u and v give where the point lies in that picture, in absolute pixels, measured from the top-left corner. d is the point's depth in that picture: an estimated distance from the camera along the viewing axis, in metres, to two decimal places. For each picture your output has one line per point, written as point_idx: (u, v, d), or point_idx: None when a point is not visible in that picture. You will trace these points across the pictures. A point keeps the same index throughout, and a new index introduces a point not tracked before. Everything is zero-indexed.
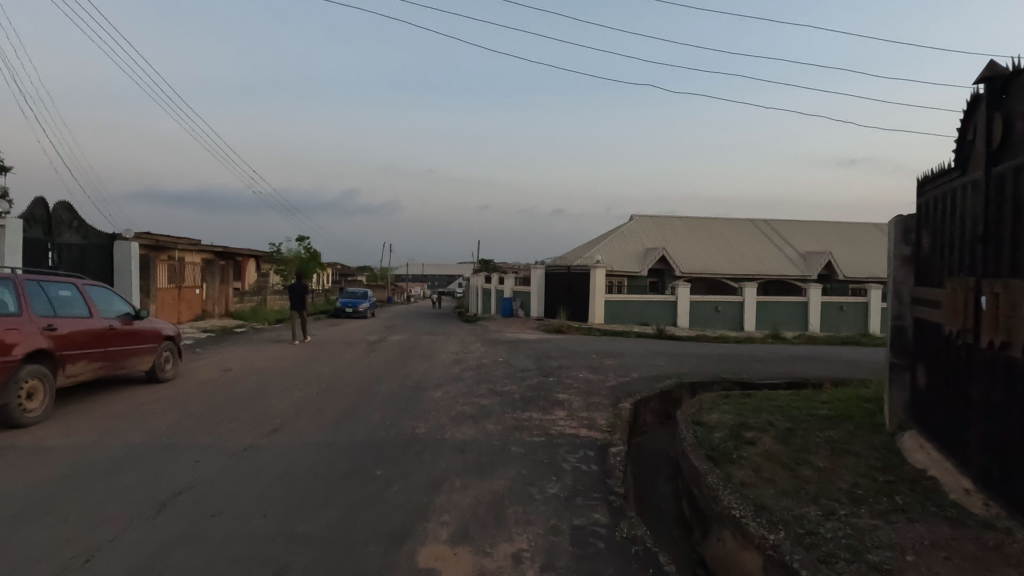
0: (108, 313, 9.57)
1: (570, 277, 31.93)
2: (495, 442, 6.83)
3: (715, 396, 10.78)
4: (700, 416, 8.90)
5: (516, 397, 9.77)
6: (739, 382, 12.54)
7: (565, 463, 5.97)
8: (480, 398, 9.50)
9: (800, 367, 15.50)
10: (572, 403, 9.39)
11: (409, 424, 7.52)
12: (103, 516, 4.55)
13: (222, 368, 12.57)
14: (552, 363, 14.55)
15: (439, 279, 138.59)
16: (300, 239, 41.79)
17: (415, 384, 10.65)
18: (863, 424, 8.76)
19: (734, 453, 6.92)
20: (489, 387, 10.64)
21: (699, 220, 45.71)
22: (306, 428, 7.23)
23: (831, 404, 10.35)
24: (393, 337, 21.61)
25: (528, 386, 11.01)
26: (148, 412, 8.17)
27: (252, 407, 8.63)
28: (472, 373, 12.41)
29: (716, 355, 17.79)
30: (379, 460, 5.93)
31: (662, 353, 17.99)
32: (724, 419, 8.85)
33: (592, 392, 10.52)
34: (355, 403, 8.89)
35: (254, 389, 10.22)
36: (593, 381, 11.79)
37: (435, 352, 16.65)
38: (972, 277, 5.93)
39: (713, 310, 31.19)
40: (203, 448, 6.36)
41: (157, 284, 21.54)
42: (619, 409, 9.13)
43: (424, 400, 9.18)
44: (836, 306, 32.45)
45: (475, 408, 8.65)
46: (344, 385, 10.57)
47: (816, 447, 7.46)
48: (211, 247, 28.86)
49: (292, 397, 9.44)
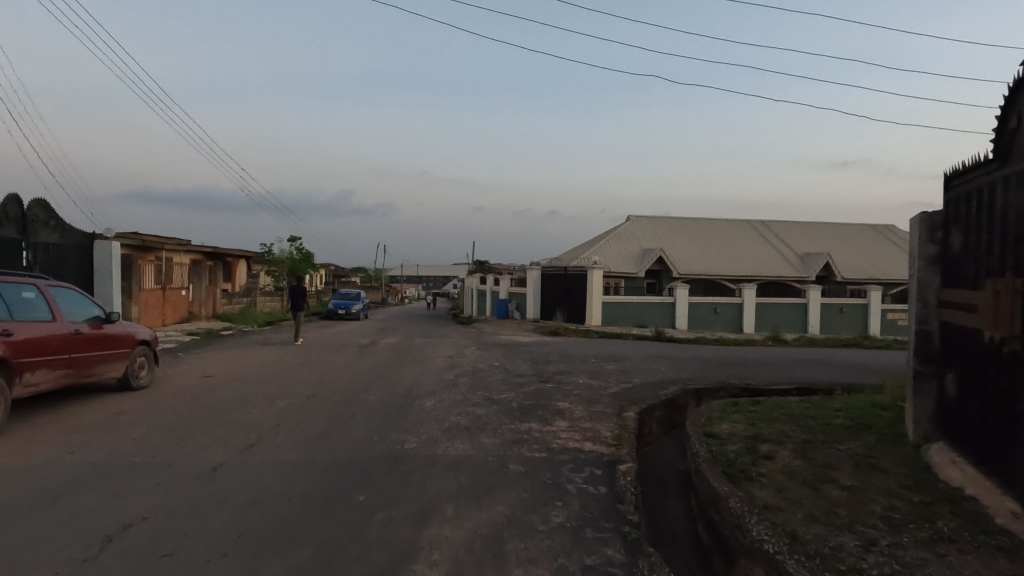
0: (75, 316, 8.91)
1: (566, 278, 31.39)
2: (492, 459, 6.22)
3: (723, 403, 10.23)
4: (711, 427, 8.33)
5: (514, 406, 9.17)
6: (747, 387, 11.97)
7: (570, 485, 5.38)
8: (475, 407, 8.89)
9: (807, 371, 14.96)
10: (574, 413, 8.80)
11: (397, 438, 6.91)
12: (37, 554, 3.92)
13: (203, 375, 11.90)
14: (551, 368, 13.97)
15: (433, 280, 137.81)
16: (292, 239, 41.01)
17: (406, 392, 10.02)
18: (884, 436, 8.21)
19: (753, 470, 6.37)
20: (485, 395, 10.03)
21: (696, 221, 45.29)
22: (284, 444, 6.60)
23: (845, 413, 9.81)
24: (385, 340, 20.92)
25: (526, 393, 10.40)
26: (114, 424, 7.51)
27: (229, 419, 7.99)
28: (467, 379, 11.80)
29: (719, 359, 17.27)
30: (363, 482, 5.31)
31: (662, 357, 17.42)
32: (736, 429, 8.28)
33: (594, 400, 9.92)
34: (341, 414, 8.27)
35: (235, 398, 9.59)
36: (594, 388, 11.20)
37: (428, 356, 16.00)
38: (1019, 279, 5.39)
39: (712, 312, 30.71)
40: (168, 468, 5.75)
41: (140, 286, 20.78)
42: (624, 419, 8.54)
43: (416, 410, 8.55)
44: (836, 308, 32.05)
45: (470, 419, 8.04)
46: (330, 393, 9.93)
47: (839, 463, 6.90)
48: (199, 246, 28.10)
49: (274, 407, 8.81)
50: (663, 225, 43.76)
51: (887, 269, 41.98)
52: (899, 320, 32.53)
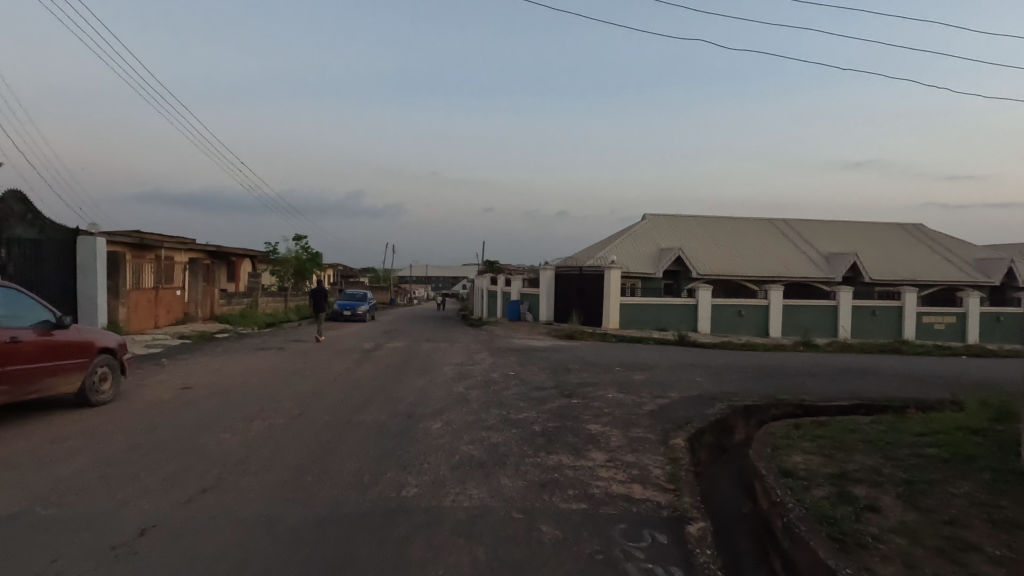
0: (12, 321, 7.54)
1: (582, 278, 29.83)
2: (517, 514, 4.72)
3: (783, 426, 8.62)
4: (782, 461, 6.72)
5: (536, 430, 7.64)
6: (802, 404, 10.35)
7: (628, 567, 3.87)
8: (491, 433, 7.36)
9: (862, 384, 13.25)
10: (610, 440, 7.24)
11: (393, 480, 5.40)
12: None
13: (179, 387, 10.45)
14: (572, 378, 12.43)
15: (442, 280, 136.36)
16: (297, 238, 39.73)
17: (408, 411, 8.56)
18: (1000, 473, 6.59)
19: (865, 532, 4.82)
20: (501, 415, 8.51)
21: (717, 220, 43.46)
22: (246, 491, 5.11)
23: (933, 439, 8.20)
24: (389, 344, 19.44)
25: (549, 412, 8.87)
26: (45, 456, 6.08)
27: (191, 449, 6.55)
28: (478, 393, 10.31)
29: (757, 368, 15.61)
30: (339, 560, 3.83)
31: (692, 365, 15.76)
32: (814, 465, 6.68)
33: (630, 421, 8.37)
34: (329, 442, 6.79)
35: (209, 418, 8.16)
36: (627, 404, 9.64)
37: (436, 363, 14.50)
38: None
39: (736, 315, 29.02)
40: (84, 532, 4.32)
41: (130, 286, 19.43)
42: (672, 450, 6.96)
43: (420, 437, 7.08)
44: (868, 310, 30.19)
45: (485, 450, 6.53)
46: (319, 412, 8.45)
47: (966, 516, 5.32)
48: (198, 244, 26.80)
49: (251, 432, 7.34)
50: (681, 224, 42.10)
51: (919, 270, 39.88)
52: (935, 324, 30.59)
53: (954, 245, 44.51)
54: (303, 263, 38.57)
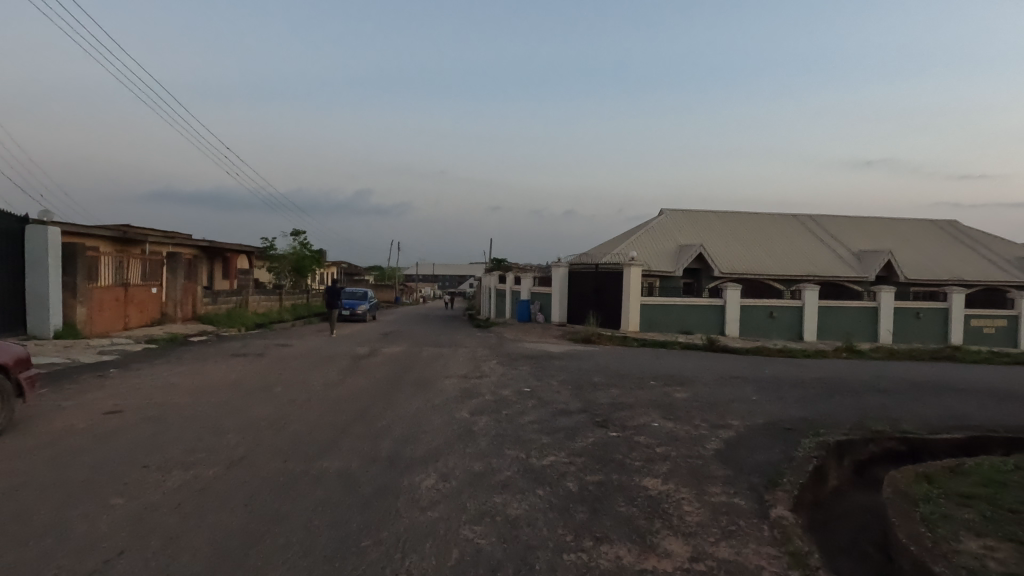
0: None
1: (599, 277, 27.38)
2: None
3: (911, 479, 6.19)
4: (962, 557, 4.32)
5: (572, 489, 5.33)
6: (907, 438, 7.96)
7: None
8: (506, 499, 5.01)
9: (958, 405, 10.73)
10: (682, 513, 4.85)
11: None
12: None
13: (106, 410, 8.19)
14: (602, 396, 10.09)
15: (450, 280, 134.41)
16: (296, 233, 37.52)
17: (392, 454, 6.22)
18: None
19: None
20: (518, 461, 6.14)
21: (740, 215, 40.84)
22: None
23: None
24: (385, 349, 17.24)
25: (584, 454, 6.52)
26: None
27: (48, 530, 4.25)
28: (486, 420, 8.00)
29: (818, 382, 13.11)
30: None
31: (739, 378, 13.30)
32: (1012, 563, 4.29)
33: (700, 472, 6.01)
34: (263, 518, 4.47)
35: (115, 462, 5.89)
36: (684, 440, 7.28)
37: (436, 375, 12.14)
38: None
39: (768, 317, 26.49)
40: None
41: (93, 282, 17.20)
42: (784, 532, 4.56)
43: (402, 507, 4.74)
44: (911, 312, 27.57)
45: (500, 538, 4.21)
46: (269, 456, 6.14)
47: None
48: (182, 238, 24.62)
49: (157, 493, 5.04)
50: (701, 219, 39.57)
51: (956, 268, 37.03)
52: (984, 328, 27.88)
53: (991, 243, 41.63)
54: (301, 259, 36.29)
